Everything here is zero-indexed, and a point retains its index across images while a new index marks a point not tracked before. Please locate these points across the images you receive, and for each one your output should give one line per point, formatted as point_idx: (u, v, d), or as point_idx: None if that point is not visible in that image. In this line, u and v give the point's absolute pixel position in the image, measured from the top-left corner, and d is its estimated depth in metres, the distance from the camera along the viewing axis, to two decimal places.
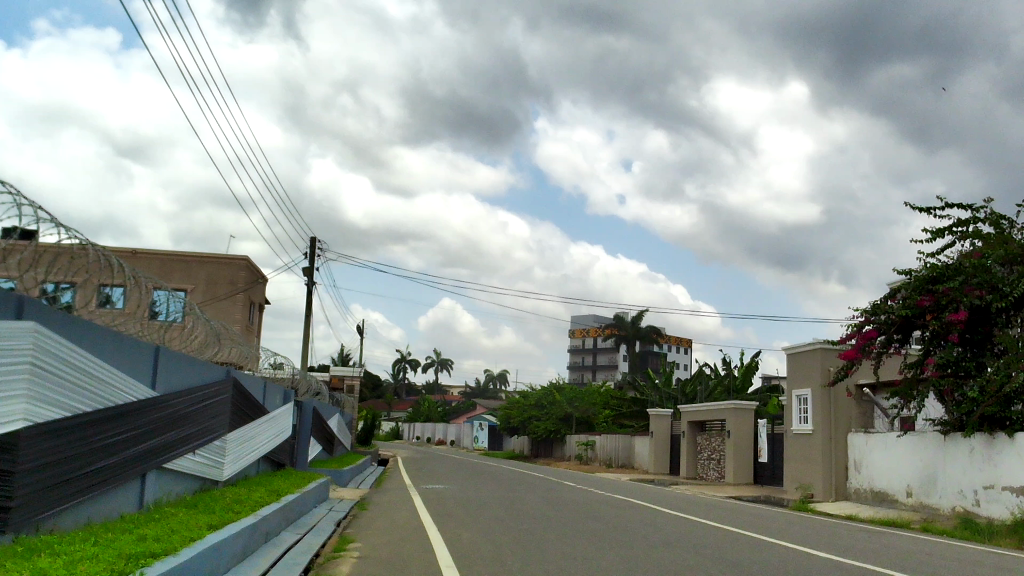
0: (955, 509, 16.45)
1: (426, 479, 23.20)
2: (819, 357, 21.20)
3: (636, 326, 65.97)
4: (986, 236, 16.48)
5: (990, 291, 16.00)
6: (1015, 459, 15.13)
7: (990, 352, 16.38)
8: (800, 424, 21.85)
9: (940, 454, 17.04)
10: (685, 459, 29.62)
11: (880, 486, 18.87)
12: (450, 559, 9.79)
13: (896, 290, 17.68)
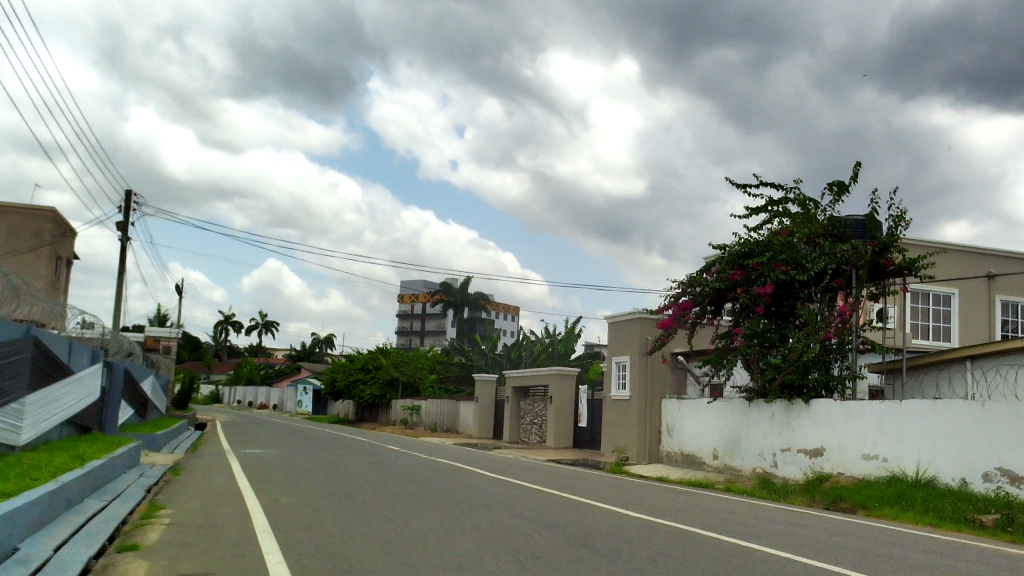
0: (754, 470, 17.59)
1: (245, 444, 22.57)
2: (638, 326, 22.01)
3: (464, 293, 66.45)
4: (793, 215, 17.53)
5: (794, 267, 17.06)
6: (809, 424, 16.33)
7: (792, 324, 17.50)
8: (619, 390, 22.70)
9: (743, 419, 18.15)
10: (509, 424, 30.18)
11: (689, 448, 19.91)
12: (267, 525, 9.61)
13: (711, 264, 18.52)
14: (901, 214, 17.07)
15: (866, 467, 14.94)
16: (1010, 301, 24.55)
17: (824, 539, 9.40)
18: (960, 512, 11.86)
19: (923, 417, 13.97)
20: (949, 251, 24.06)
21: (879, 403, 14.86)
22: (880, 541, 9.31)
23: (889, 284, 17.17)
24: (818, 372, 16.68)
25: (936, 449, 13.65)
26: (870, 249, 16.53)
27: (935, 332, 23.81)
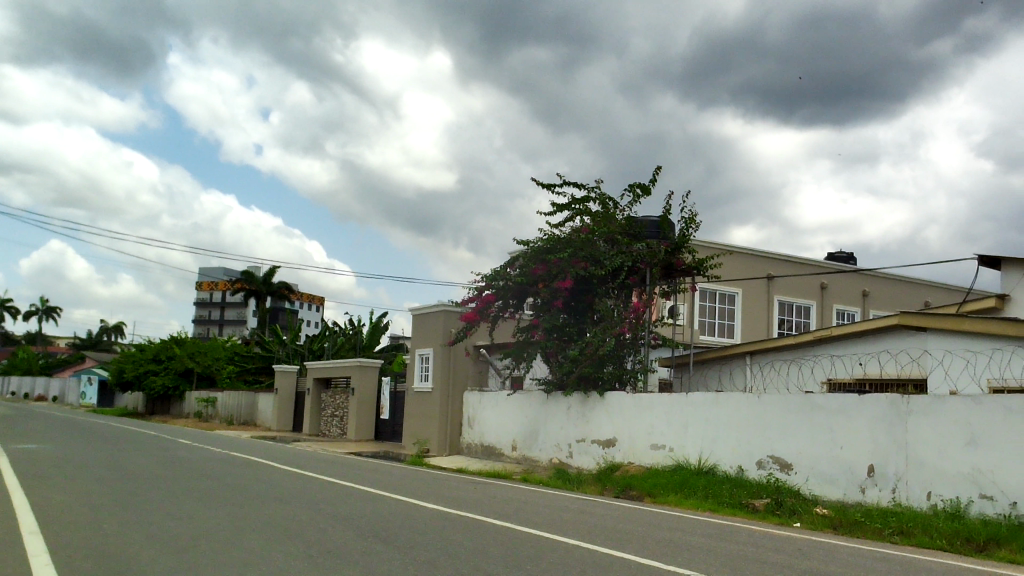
0: (551, 460, 18.07)
1: (16, 438, 20.90)
2: (442, 319, 22.07)
3: (267, 282, 64.44)
4: (593, 214, 18.08)
5: (592, 264, 17.61)
6: (603, 415, 16.94)
7: (589, 319, 18.08)
8: (422, 382, 22.72)
9: (541, 411, 18.60)
10: (309, 417, 29.55)
11: (488, 440, 20.21)
12: (35, 526, 8.89)
13: (515, 258, 18.81)
14: (692, 216, 18.01)
15: (654, 456, 15.67)
16: (787, 301, 26.51)
17: (615, 525, 9.76)
18: (736, 497, 12.66)
19: (706, 409, 14.80)
20: (736, 253, 25.62)
21: (667, 396, 15.60)
22: (664, 527, 9.75)
23: (680, 283, 18.19)
24: (612, 365, 17.40)
25: (717, 439, 14.50)
26: (663, 249, 17.39)
27: (721, 329, 25.31)
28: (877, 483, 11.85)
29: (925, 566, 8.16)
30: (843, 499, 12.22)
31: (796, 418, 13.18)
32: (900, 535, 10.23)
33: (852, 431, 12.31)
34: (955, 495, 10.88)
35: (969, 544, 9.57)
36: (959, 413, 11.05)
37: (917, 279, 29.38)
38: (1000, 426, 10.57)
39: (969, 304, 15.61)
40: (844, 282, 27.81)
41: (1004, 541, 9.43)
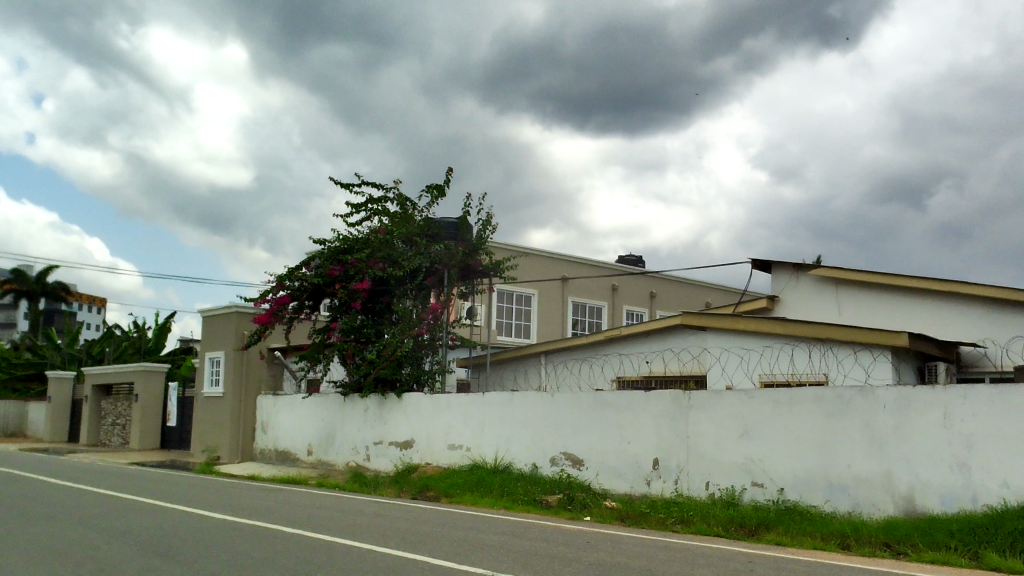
0: (347, 464, 17.76)
1: None
2: (234, 321, 21.24)
3: (41, 282, 59.83)
4: (391, 214, 17.97)
5: (390, 265, 17.53)
6: (399, 417, 16.83)
7: (387, 321, 17.96)
8: (212, 387, 21.76)
9: (337, 413, 18.28)
10: (87, 426, 27.63)
11: (283, 445, 19.62)
12: None
13: (311, 258, 18.32)
14: (489, 218, 18.27)
15: (451, 456, 15.75)
16: (580, 302, 27.42)
17: (409, 528, 9.69)
18: (530, 494, 12.93)
19: (501, 408, 15.04)
20: (532, 255, 26.18)
21: (464, 397, 15.73)
22: (457, 527, 9.81)
23: (477, 284, 18.52)
24: (409, 367, 17.38)
25: (512, 438, 14.77)
26: (461, 251, 17.69)
27: (518, 329, 25.80)
28: (661, 476, 12.44)
29: (702, 551, 8.63)
30: (630, 492, 12.75)
31: (587, 415, 13.61)
32: (682, 523, 10.78)
33: (638, 426, 12.86)
34: (731, 484, 11.60)
35: (743, 529, 10.23)
36: (734, 407, 11.78)
37: (699, 281, 31.25)
38: (770, 418, 11.36)
39: (744, 304, 16.69)
40: (632, 284, 29.10)
41: (772, 524, 10.14)
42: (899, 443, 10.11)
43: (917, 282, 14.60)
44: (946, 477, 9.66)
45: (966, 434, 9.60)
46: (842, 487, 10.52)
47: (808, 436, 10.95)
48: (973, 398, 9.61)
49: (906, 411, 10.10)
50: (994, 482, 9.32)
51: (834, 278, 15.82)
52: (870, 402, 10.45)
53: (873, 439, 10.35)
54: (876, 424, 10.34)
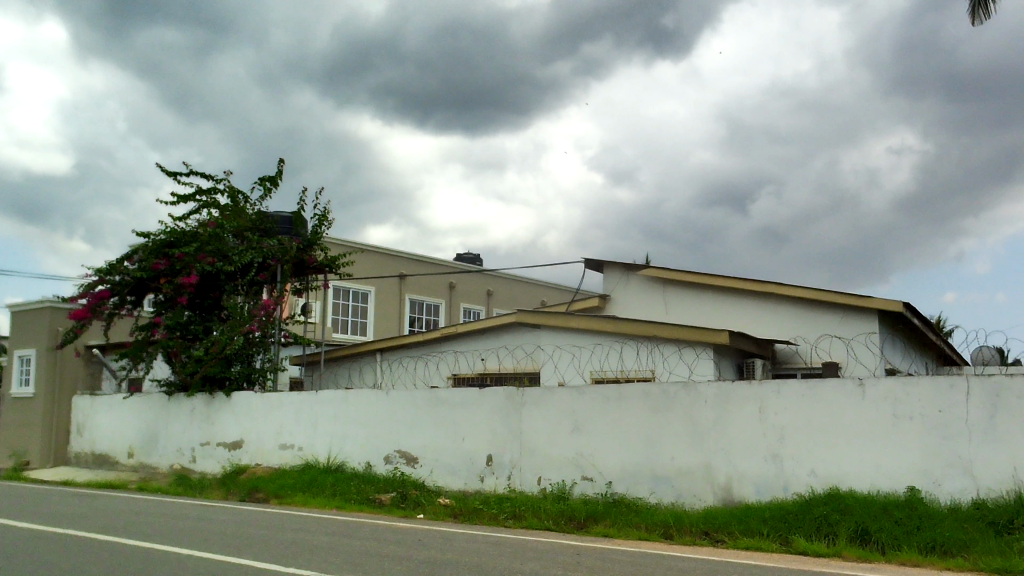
0: (172, 466, 17.00)
1: None
2: (47, 317, 19.93)
3: None
4: (221, 207, 17.36)
5: (220, 259, 16.92)
6: (228, 416, 16.26)
7: (216, 318, 17.32)
8: (22, 387, 20.34)
9: (160, 414, 17.49)
10: None
11: (101, 449, 18.57)
12: None
13: (133, 251, 17.41)
14: (325, 213, 17.94)
15: (282, 456, 15.35)
16: (418, 300, 27.35)
17: (237, 531, 9.35)
18: (363, 493, 12.77)
19: (335, 407, 14.78)
20: (368, 252, 25.87)
21: (297, 395, 15.36)
22: (288, 529, 9.54)
23: (311, 280, 18.17)
24: (239, 365, 16.84)
25: (345, 436, 14.55)
26: (295, 246, 17.32)
27: (354, 326, 25.44)
28: (494, 472, 12.57)
29: (532, 546, 8.75)
30: (463, 488, 12.81)
31: (422, 412, 13.57)
32: (513, 519, 10.93)
33: (473, 424, 12.93)
34: (561, 478, 11.85)
35: (572, 522, 10.47)
36: (566, 402, 12.04)
37: (536, 280, 31.81)
38: (600, 413, 11.68)
39: (577, 303, 17.09)
40: (469, 283, 29.29)
41: (600, 516, 10.43)
42: (718, 435, 10.60)
43: (737, 283, 15.36)
44: (760, 468, 10.23)
45: (779, 426, 10.19)
46: (665, 478, 10.94)
47: (635, 430, 11.32)
48: (785, 393, 10.21)
49: (725, 405, 10.61)
50: (803, 471, 9.94)
51: (661, 278, 16.43)
52: (693, 396, 10.90)
53: (695, 432, 10.81)
54: (698, 418, 10.81)
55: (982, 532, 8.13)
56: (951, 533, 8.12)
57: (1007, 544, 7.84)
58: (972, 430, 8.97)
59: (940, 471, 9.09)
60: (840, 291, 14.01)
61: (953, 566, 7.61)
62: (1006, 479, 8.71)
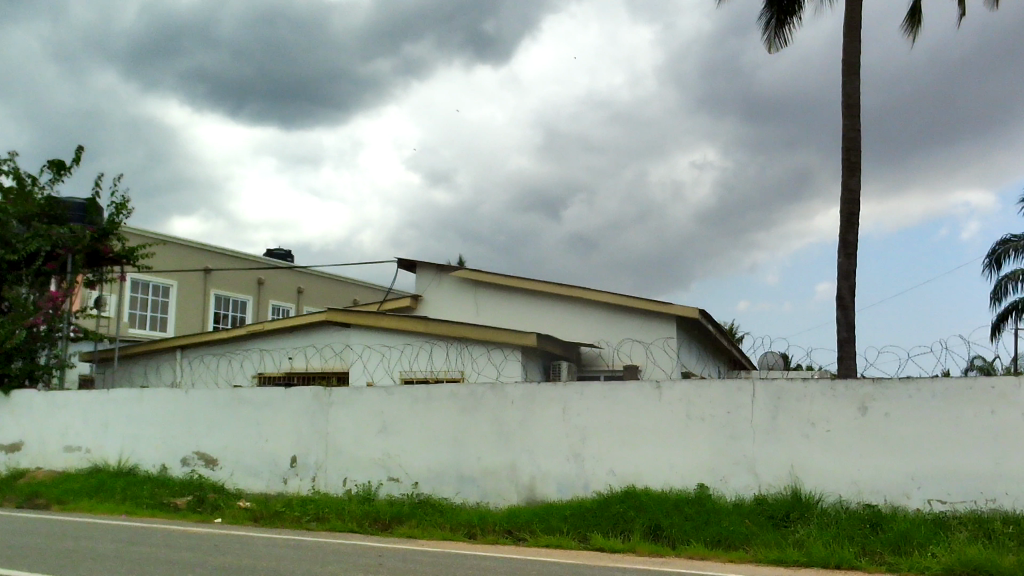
0: None
1: None
2: None
3: None
4: (6, 191, 16.05)
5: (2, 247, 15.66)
6: (6, 416, 15.05)
7: None
8: None
9: None
10: None
11: None
12: None
13: None
14: (124, 202, 16.95)
15: (68, 459, 14.37)
16: (223, 296, 26.34)
17: (13, 540, 8.64)
18: (156, 497, 12.14)
19: (128, 406, 13.98)
20: (170, 245, 24.65)
21: (85, 394, 14.42)
22: (70, 537, 8.91)
23: (107, 271, 17.12)
24: (22, 361, 15.63)
25: (138, 437, 13.80)
26: (89, 235, 16.26)
27: (153, 322, 24.19)
28: (297, 474, 12.26)
29: (333, 548, 8.59)
30: (265, 491, 12.42)
31: (223, 412, 13.06)
32: (316, 521, 10.70)
33: (276, 424, 12.57)
34: (367, 479, 11.72)
35: (377, 524, 10.37)
36: (374, 402, 11.91)
37: (349, 279, 31.40)
38: (407, 414, 11.64)
39: (388, 303, 16.96)
40: (279, 280, 28.51)
41: (405, 517, 10.38)
42: (523, 436, 10.80)
43: (546, 286, 15.72)
44: (562, 467, 10.50)
45: (582, 426, 10.50)
46: (471, 478, 11.04)
47: (442, 431, 11.35)
48: (588, 394, 10.54)
49: (531, 406, 10.82)
50: (602, 470, 10.30)
51: (473, 280, 16.57)
52: (499, 398, 11.05)
53: (501, 433, 10.96)
54: (505, 418, 10.97)
55: (762, 525, 8.70)
56: (734, 527, 8.64)
57: (784, 536, 8.44)
58: (756, 430, 9.58)
59: (727, 468, 9.66)
60: (642, 298, 14.64)
61: (736, 558, 8.09)
62: (784, 477, 9.36)
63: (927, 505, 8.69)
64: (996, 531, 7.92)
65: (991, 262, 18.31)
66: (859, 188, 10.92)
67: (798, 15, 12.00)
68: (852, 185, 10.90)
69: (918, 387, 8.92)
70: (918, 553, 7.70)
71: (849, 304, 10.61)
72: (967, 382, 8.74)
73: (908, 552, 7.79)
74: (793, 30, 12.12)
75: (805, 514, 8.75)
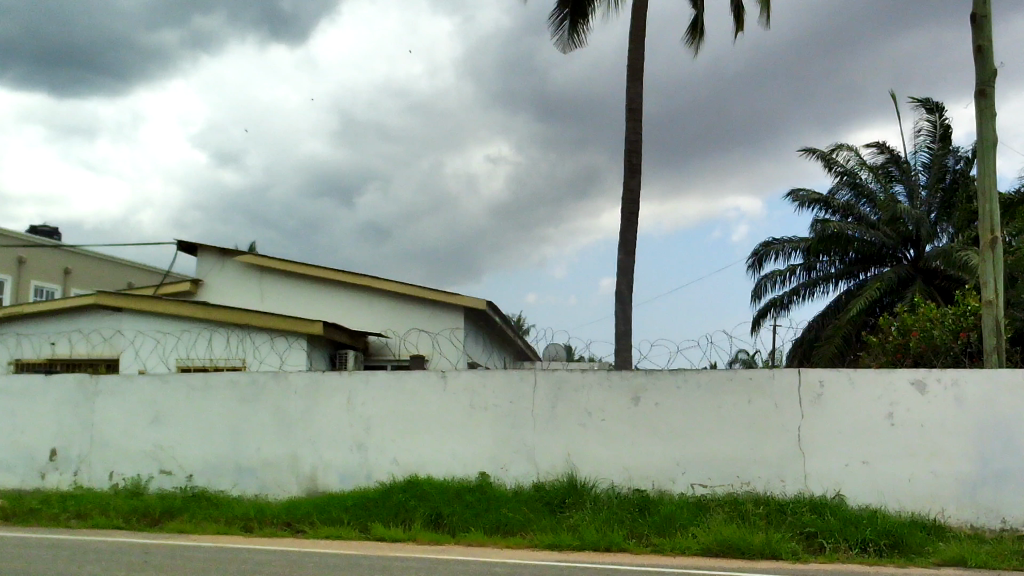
0: None
1: None
2: None
3: None
4: None
5: None
6: None
7: None
8: None
9: None
10: None
11: None
12: None
13: None
14: None
15: None
16: None
17: None
18: None
19: None
20: None
21: None
22: None
23: None
24: None
25: None
26: None
27: None
28: (58, 467, 11.42)
29: (93, 547, 8.06)
30: (19, 487, 11.48)
31: None
32: (77, 518, 9.99)
33: (35, 415, 11.64)
34: (136, 472, 11.09)
35: (145, 519, 9.81)
36: (146, 391, 11.27)
37: (123, 260, 29.62)
38: (182, 404, 11.10)
39: (165, 287, 16.10)
40: (43, 259, 26.42)
41: (177, 512, 9.89)
42: (306, 426, 10.58)
43: (333, 274, 15.45)
44: (345, 457, 10.38)
45: (366, 416, 10.41)
46: (249, 470, 10.69)
47: (220, 421, 10.92)
48: (373, 383, 10.46)
49: (314, 395, 10.61)
50: (385, 459, 10.26)
51: (258, 266, 16.03)
52: (281, 387, 10.75)
53: (282, 423, 10.68)
54: (287, 408, 10.69)
55: (538, 511, 8.97)
56: (512, 514, 8.86)
57: (559, 522, 8.74)
58: (536, 420, 9.86)
59: (507, 457, 9.89)
60: (430, 288, 14.73)
61: (513, 544, 8.29)
62: (561, 464, 9.71)
63: (690, 488, 9.27)
64: (748, 511, 8.57)
65: (753, 263, 19.76)
66: (639, 188, 11.46)
67: (590, 17, 12.42)
68: (633, 186, 11.43)
69: (685, 377, 9.49)
70: (680, 534, 8.20)
71: (627, 299, 11.12)
72: (729, 374, 9.38)
73: (671, 534, 8.28)
74: (587, 33, 12.51)
75: (579, 499, 9.11)
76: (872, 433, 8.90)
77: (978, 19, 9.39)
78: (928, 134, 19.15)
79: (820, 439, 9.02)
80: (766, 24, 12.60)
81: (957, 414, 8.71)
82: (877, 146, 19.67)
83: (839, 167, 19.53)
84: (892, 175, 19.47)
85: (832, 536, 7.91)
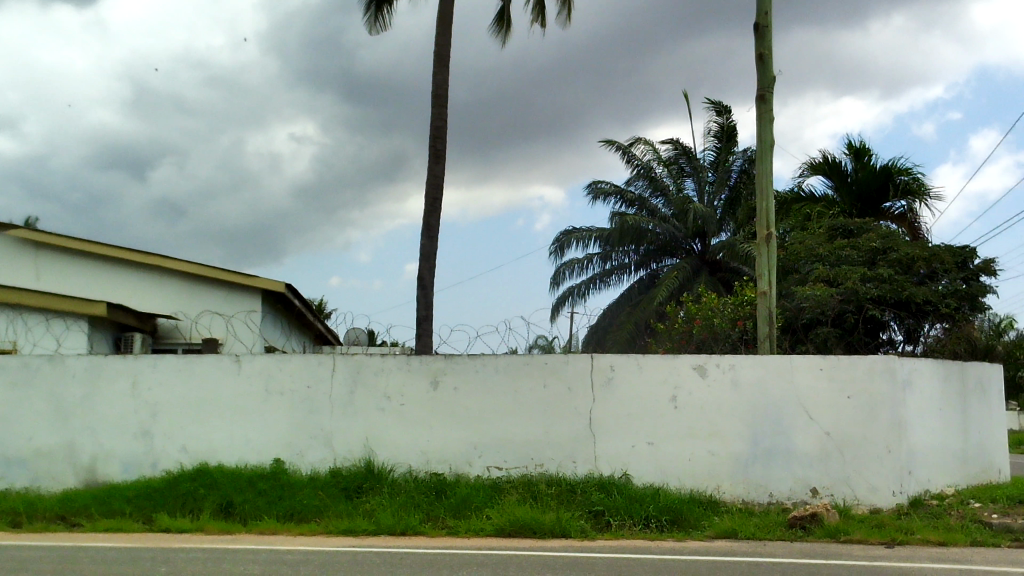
0: None
1: None
2: None
3: None
4: None
5: None
6: None
7: None
8: None
9: None
10: None
11: None
12: None
13: None
14: None
15: None
16: None
17: None
18: None
19: None
20: None
21: None
22: None
23: None
24: None
25: None
26: None
27: None
28: None
29: None
30: None
31: None
32: None
33: None
34: None
35: None
36: None
37: None
38: None
39: None
40: None
41: None
42: (85, 413, 9.93)
43: (119, 252, 14.55)
44: (128, 446, 9.83)
45: (152, 402, 9.90)
46: (20, 461, 9.93)
47: None
48: (160, 368, 9.96)
49: (95, 380, 9.98)
50: (172, 447, 9.81)
51: (30, 244, 14.82)
52: (58, 371, 10.03)
53: (58, 410, 9.98)
54: (63, 395, 9.99)
55: (335, 497, 8.87)
56: (306, 501, 8.70)
57: (355, 507, 8.67)
58: (333, 404, 9.72)
59: (303, 443, 9.69)
60: (227, 269, 14.22)
61: (307, 531, 8.15)
62: (357, 449, 9.62)
63: (486, 471, 9.44)
64: (540, 492, 8.83)
65: (554, 251, 20.32)
66: (443, 174, 11.50)
67: None
68: (437, 172, 11.44)
69: (483, 362, 9.63)
70: (475, 516, 8.34)
71: (429, 285, 11.15)
72: (526, 359, 9.60)
73: (466, 516, 8.40)
74: (391, 18, 12.39)
75: (376, 484, 9.07)
76: (656, 416, 9.38)
77: (760, 28, 10.05)
78: (716, 133, 20.34)
79: (610, 421, 9.41)
80: (567, 22, 12.93)
81: (732, 397, 9.33)
82: (671, 142, 20.68)
83: (637, 160, 20.38)
84: (684, 170, 20.53)
85: (618, 514, 8.29)
